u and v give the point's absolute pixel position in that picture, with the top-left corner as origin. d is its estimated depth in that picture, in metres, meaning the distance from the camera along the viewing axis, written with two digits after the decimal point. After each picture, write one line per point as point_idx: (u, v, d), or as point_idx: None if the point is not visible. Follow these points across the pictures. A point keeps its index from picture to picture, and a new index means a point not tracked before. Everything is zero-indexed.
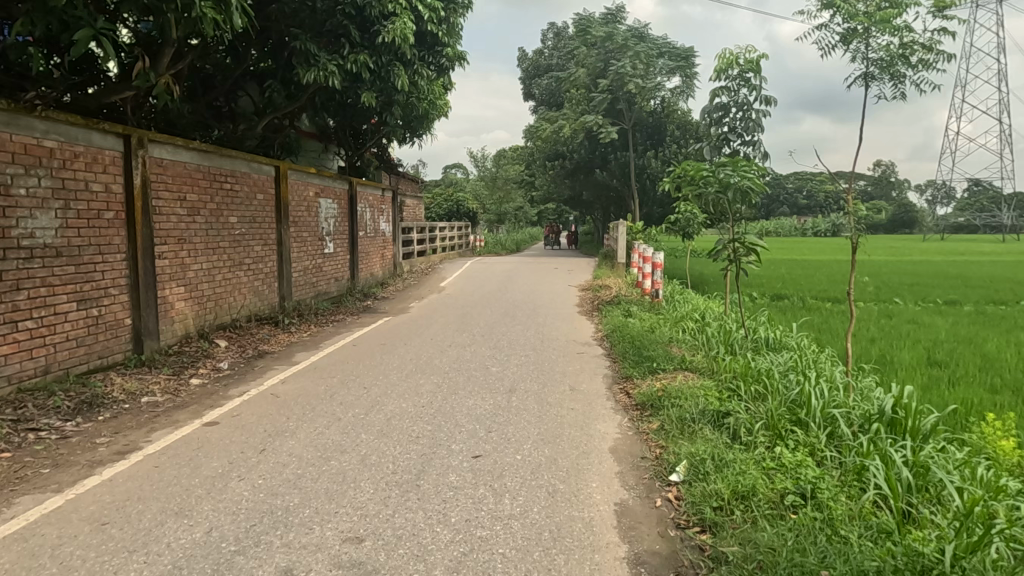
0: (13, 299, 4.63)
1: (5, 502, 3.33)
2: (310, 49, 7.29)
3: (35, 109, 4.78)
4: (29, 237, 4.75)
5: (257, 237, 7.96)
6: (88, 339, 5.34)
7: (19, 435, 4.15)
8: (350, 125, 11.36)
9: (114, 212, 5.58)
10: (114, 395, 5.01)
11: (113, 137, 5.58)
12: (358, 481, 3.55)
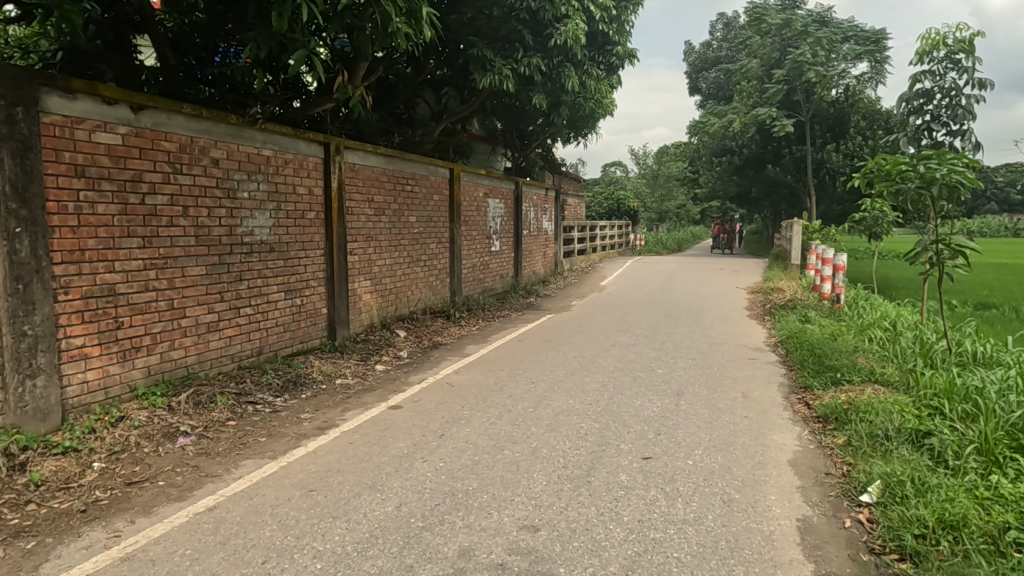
0: (237, 288, 5.34)
1: (234, 463, 3.86)
2: (486, 56, 7.55)
3: (256, 122, 5.45)
4: (250, 235, 5.45)
5: (433, 236, 8.48)
6: (293, 325, 6.03)
7: (240, 406, 4.77)
8: (517, 126, 11.69)
9: (315, 212, 6.23)
10: (313, 376, 5.60)
11: (316, 144, 6.23)
12: (531, 472, 3.67)
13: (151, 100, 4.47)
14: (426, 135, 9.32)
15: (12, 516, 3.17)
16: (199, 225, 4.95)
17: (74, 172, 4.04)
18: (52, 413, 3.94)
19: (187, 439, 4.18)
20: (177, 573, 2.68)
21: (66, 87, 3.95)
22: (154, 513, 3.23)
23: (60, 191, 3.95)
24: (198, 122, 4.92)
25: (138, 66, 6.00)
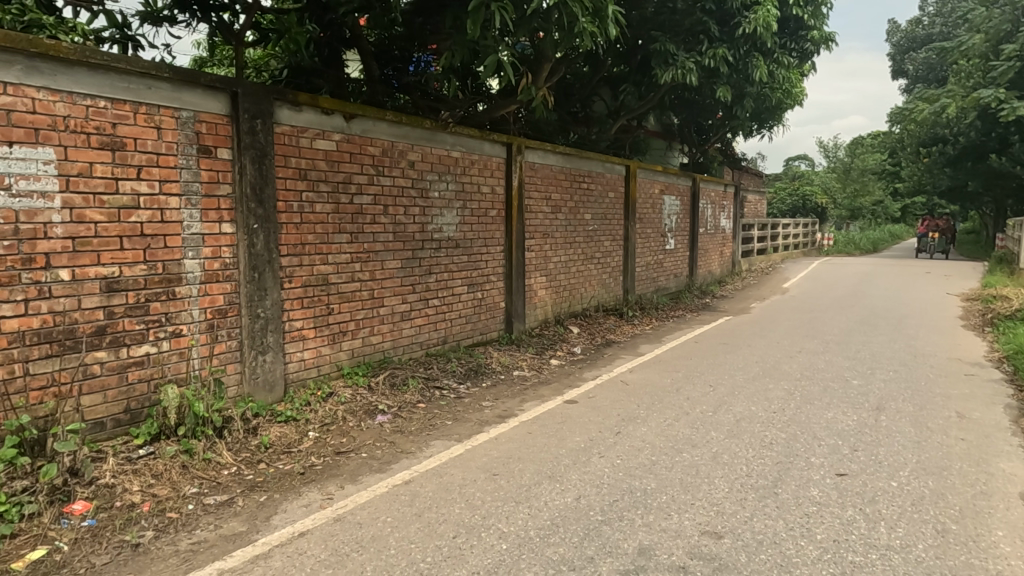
0: (427, 281, 5.75)
1: (425, 443, 4.17)
2: (668, 50, 7.42)
3: (448, 125, 5.82)
4: (439, 232, 5.83)
5: (608, 233, 8.49)
6: (475, 317, 6.37)
7: (429, 391, 5.14)
8: (695, 121, 11.30)
9: (497, 211, 6.51)
10: (493, 366, 5.87)
11: (499, 145, 6.50)
12: (712, 477, 3.56)
13: (361, 109, 4.94)
14: (602, 133, 9.33)
15: (248, 471, 3.69)
16: (397, 222, 5.39)
17: (298, 176, 4.59)
18: (276, 385, 4.54)
19: (384, 416, 4.59)
20: (381, 537, 2.96)
21: (294, 100, 4.50)
22: (360, 481, 3.60)
23: (287, 193, 4.52)
24: (398, 127, 5.35)
25: (347, 78, 6.64)
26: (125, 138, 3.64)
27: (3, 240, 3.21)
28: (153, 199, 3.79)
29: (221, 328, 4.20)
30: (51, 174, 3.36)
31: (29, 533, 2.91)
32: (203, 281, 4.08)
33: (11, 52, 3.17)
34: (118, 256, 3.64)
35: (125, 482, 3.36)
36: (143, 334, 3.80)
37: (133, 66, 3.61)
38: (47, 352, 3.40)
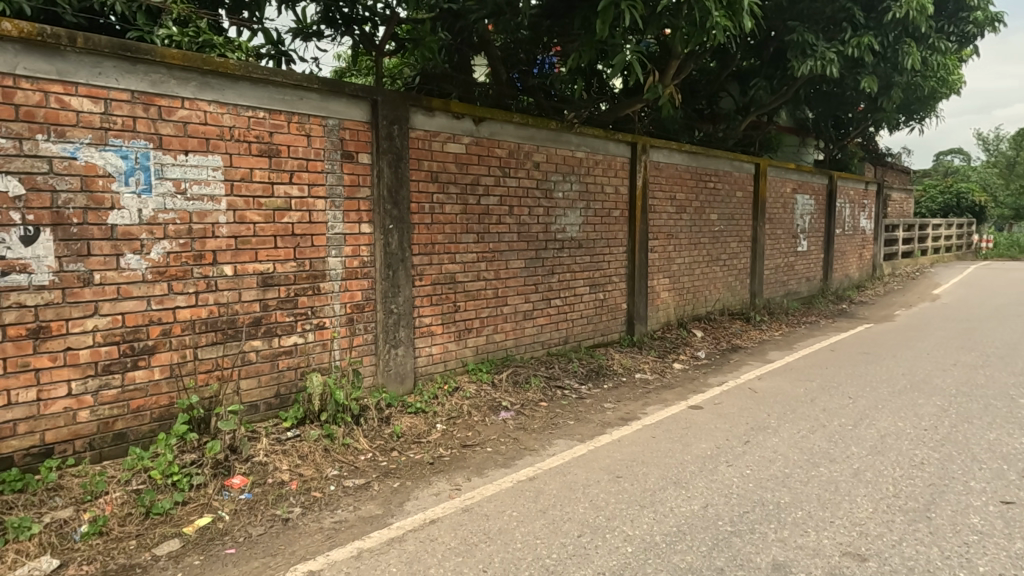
0: (549, 281, 5.81)
1: (548, 441, 4.22)
2: (807, 40, 6.98)
3: (573, 126, 5.83)
4: (562, 232, 5.87)
5: (735, 234, 8.16)
6: (596, 318, 6.35)
7: (551, 389, 5.19)
8: (833, 115, 10.59)
9: (620, 211, 6.45)
10: (614, 368, 5.83)
11: (624, 145, 6.44)
12: (854, 495, 3.33)
13: (489, 112, 5.07)
14: (731, 130, 8.97)
15: (382, 458, 3.90)
16: (522, 223, 5.49)
17: (430, 178, 4.79)
18: (407, 378, 4.77)
19: (507, 413, 4.69)
20: (507, 531, 3.02)
21: (428, 106, 4.69)
22: (486, 475, 3.70)
23: (420, 194, 4.73)
24: (524, 129, 5.44)
25: (475, 82, 6.82)
26: (280, 146, 3.97)
27: (180, 238, 3.60)
28: (302, 201, 4.10)
29: (358, 322, 4.47)
30: (218, 180, 3.73)
31: (198, 502, 3.25)
32: (344, 278, 4.36)
33: (189, 70, 3.54)
34: (272, 253, 3.98)
35: (275, 460, 3.66)
36: (292, 325, 4.13)
37: (288, 79, 3.91)
38: (213, 339, 3.78)
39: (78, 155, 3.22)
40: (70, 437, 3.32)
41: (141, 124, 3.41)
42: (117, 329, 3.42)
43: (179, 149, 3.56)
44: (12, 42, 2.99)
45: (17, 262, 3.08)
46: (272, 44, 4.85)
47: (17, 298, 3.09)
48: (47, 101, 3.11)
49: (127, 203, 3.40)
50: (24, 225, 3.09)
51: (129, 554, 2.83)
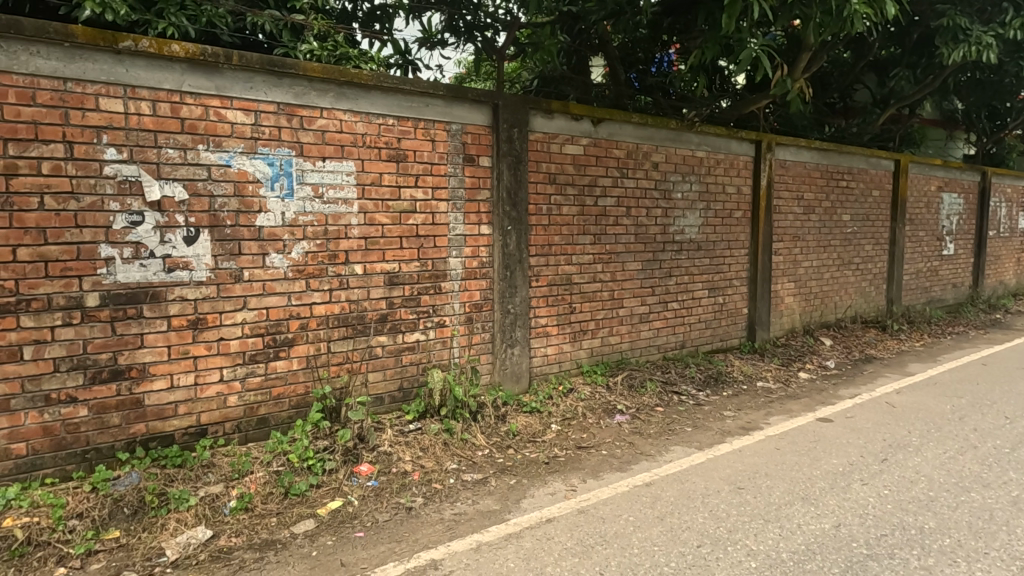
0: (666, 284, 5.68)
1: (664, 447, 4.13)
2: (959, 24, 6.38)
3: (694, 125, 5.67)
4: (681, 233, 5.72)
5: (869, 236, 7.61)
6: (714, 323, 6.14)
7: (667, 395, 5.08)
8: (987, 105, 9.60)
9: (742, 212, 6.20)
10: (734, 375, 5.60)
11: (747, 143, 6.18)
12: (1012, 526, 3.01)
13: (608, 113, 5.04)
14: (866, 124, 8.36)
15: (499, 455, 3.98)
16: (639, 224, 5.41)
17: (548, 180, 4.83)
18: (522, 377, 4.83)
19: (622, 416, 4.64)
20: (624, 535, 2.99)
21: (548, 109, 4.74)
22: (601, 478, 3.68)
23: (538, 196, 4.78)
24: (643, 129, 5.36)
25: (593, 83, 6.79)
26: (407, 151, 4.15)
27: (317, 239, 3.86)
28: (426, 203, 4.27)
29: (477, 321, 4.59)
30: (351, 184, 3.96)
31: (330, 485, 3.46)
32: (464, 278, 4.50)
33: (327, 81, 3.78)
34: (398, 254, 4.18)
35: (399, 451, 3.83)
36: (415, 323, 4.31)
37: (415, 87, 4.09)
38: (344, 333, 4.03)
39: (232, 162, 3.53)
40: (221, 419, 3.65)
41: (285, 133, 3.69)
42: (262, 322, 3.72)
43: (318, 155, 3.81)
44: (179, 62, 3.33)
45: (181, 259, 3.43)
46: (400, 53, 5.07)
47: (181, 293, 3.44)
48: (207, 114, 3.43)
49: (272, 206, 3.69)
50: (187, 227, 3.43)
51: (271, 530, 3.07)
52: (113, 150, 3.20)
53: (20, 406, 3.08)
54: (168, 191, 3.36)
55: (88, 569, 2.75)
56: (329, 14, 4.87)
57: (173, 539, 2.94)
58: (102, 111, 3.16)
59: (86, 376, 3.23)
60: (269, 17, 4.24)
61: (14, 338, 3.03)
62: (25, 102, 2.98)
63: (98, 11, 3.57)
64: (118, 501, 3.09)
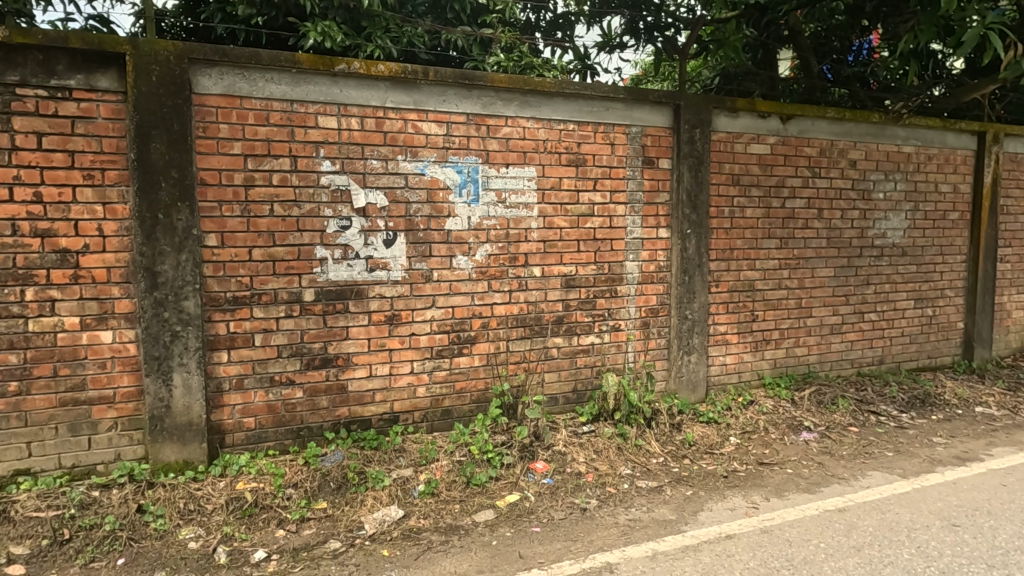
0: (863, 292, 5.19)
1: (860, 471, 3.78)
2: None
3: (901, 117, 5.12)
4: (882, 237, 5.20)
5: None
6: (921, 337, 5.51)
7: (863, 414, 4.63)
8: None
9: (959, 213, 5.49)
10: (946, 398, 4.97)
11: (968, 135, 5.45)
12: None
13: (800, 108, 4.71)
14: None
15: (674, 464, 3.89)
16: (832, 227, 5.00)
17: (731, 181, 4.62)
18: (699, 386, 4.67)
19: (810, 434, 4.31)
20: (814, 562, 2.78)
21: (732, 107, 4.53)
22: (787, 498, 3.45)
23: (720, 198, 4.59)
24: (840, 124, 4.93)
25: (781, 78, 6.38)
26: (586, 155, 4.20)
27: (499, 242, 4.03)
28: (604, 207, 4.29)
29: (652, 326, 4.52)
30: (533, 189, 4.08)
31: (508, 479, 3.60)
32: (640, 282, 4.45)
33: (512, 91, 3.93)
34: (575, 257, 4.24)
35: (573, 452, 3.89)
36: (590, 325, 4.35)
37: (596, 92, 4.11)
38: (522, 333, 4.17)
39: (426, 171, 3.81)
40: (411, 408, 3.94)
41: (473, 142, 3.90)
42: (448, 320, 3.96)
43: (502, 162, 3.99)
44: (383, 81, 3.64)
45: (380, 260, 3.76)
46: (581, 59, 5.13)
47: (380, 290, 3.77)
48: (406, 127, 3.73)
49: (460, 211, 3.91)
50: (386, 230, 3.75)
51: (454, 516, 3.27)
52: (328, 162, 3.59)
53: (251, 386, 3.56)
54: (371, 198, 3.70)
55: (302, 533, 3.11)
56: (514, 25, 5.07)
57: (370, 515, 3.24)
58: (320, 128, 3.55)
59: (302, 362, 3.65)
60: (462, 34, 4.55)
61: (248, 326, 3.51)
62: (261, 122, 3.43)
63: (319, 40, 4.04)
64: (326, 476, 3.46)
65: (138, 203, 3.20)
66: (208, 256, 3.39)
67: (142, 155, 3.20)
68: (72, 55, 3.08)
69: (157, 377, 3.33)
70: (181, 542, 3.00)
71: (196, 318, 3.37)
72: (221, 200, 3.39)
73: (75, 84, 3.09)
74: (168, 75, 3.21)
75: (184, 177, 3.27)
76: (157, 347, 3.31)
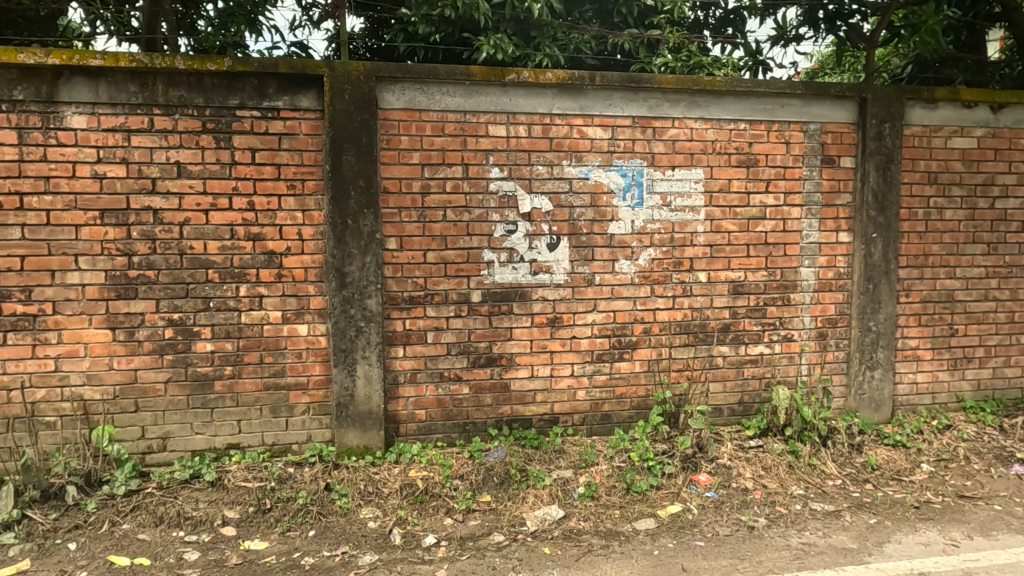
0: None
1: None
2: None
3: None
4: None
5: None
6: None
7: None
8: None
9: None
10: None
11: None
12: None
13: (1016, 95, 4.13)
14: None
15: (855, 489, 3.59)
16: None
17: (927, 180, 4.17)
18: (884, 405, 4.26)
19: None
20: None
21: (931, 97, 4.08)
22: (994, 538, 3.06)
23: (913, 199, 4.16)
24: None
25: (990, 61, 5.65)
26: (758, 155, 3.99)
27: (663, 246, 3.95)
28: (777, 209, 4.05)
29: (831, 338, 4.20)
30: (699, 192, 3.96)
31: (669, 489, 3.53)
32: (817, 289, 4.15)
33: (680, 91, 3.83)
34: (744, 262, 4.05)
35: (739, 466, 3.71)
36: (759, 335, 4.13)
37: (771, 88, 3.89)
38: (685, 340, 4.05)
39: (590, 175, 3.83)
40: (571, 411, 3.98)
41: (639, 145, 3.86)
42: (610, 324, 3.96)
43: (668, 164, 3.90)
44: (550, 88, 3.71)
45: (544, 264, 3.84)
46: (753, 55, 4.88)
47: (543, 293, 3.85)
48: (571, 132, 3.78)
49: (624, 215, 3.89)
50: (550, 234, 3.83)
51: (615, 521, 3.27)
52: (496, 169, 3.73)
53: (423, 380, 3.79)
54: (536, 203, 3.79)
55: (468, 523, 3.26)
56: (681, 24, 4.96)
57: (532, 512, 3.33)
58: (490, 137, 3.70)
59: (469, 360, 3.82)
60: (629, 37, 4.56)
61: (422, 324, 3.74)
62: (437, 133, 3.65)
63: (492, 52, 4.24)
64: (490, 470, 3.59)
65: (331, 210, 3.54)
66: (388, 258, 3.67)
67: (336, 167, 3.52)
68: (280, 79, 3.47)
69: (343, 368, 3.66)
70: (362, 521, 3.27)
71: (377, 315, 3.65)
72: (400, 207, 3.65)
73: (282, 105, 3.48)
74: (358, 92, 3.51)
75: (370, 186, 3.56)
76: (343, 340, 3.63)
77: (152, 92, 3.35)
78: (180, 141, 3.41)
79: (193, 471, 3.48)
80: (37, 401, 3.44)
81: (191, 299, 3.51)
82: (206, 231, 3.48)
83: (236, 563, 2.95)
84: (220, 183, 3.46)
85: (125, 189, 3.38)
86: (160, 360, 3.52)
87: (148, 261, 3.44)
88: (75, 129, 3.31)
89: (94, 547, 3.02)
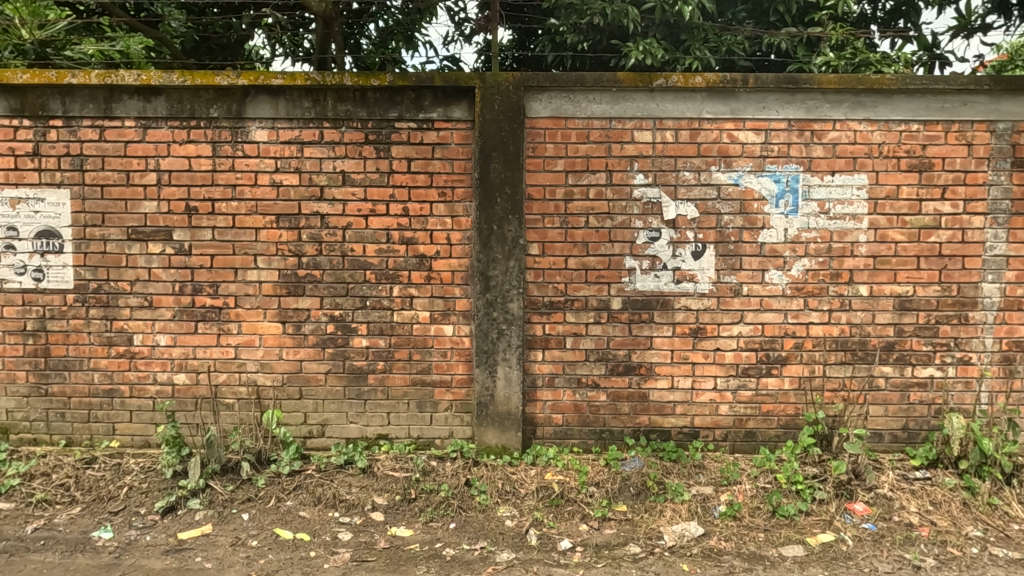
0: None
1: None
2: None
3: None
4: None
5: None
6: None
7: None
8: None
9: None
10: None
11: None
12: None
13: None
14: None
15: None
16: None
17: None
18: None
19: None
20: None
21: None
22: None
23: None
24: None
25: None
26: (933, 159, 3.64)
27: (820, 256, 3.71)
28: (955, 218, 3.67)
29: (1019, 363, 3.73)
30: (862, 199, 3.67)
31: (821, 516, 3.31)
32: (1002, 308, 3.71)
33: (843, 91, 3.58)
34: (913, 275, 3.70)
35: (903, 499, 3.40)
36: (929, 356, 3.75)
37: (950, 85, 3.53)
38: (842, 358, 3.77)
39: (740, 181, 3.68)
40: (712, 425, 3.84)
41: (795, 149, 3.65)
42: (757, 337, 3.77)
43: (827, 169, 3.66)
44: (700, 92, 3.61)
45: (688, 272, 3.74)
46: (930, 49, 4.49)
47: (685, 302, 3.76)
48: (721, 137, 3.65)
49: (776, 223, 3.70)
50: (695, 242, 3.72)
51: (759, 545, 3.13)
52: (641, 176, 3.69)
53: (561, 385, 3.83)
54: (681, 210, 3.71)
55: (604, 532, 3.25)
56: (845, 19, 4.65)
57: (670, 527, 3.26)
58: (635, 143, 3.67)
59: (607, 368, 3.81)
60: (786, 35, 4.36)
61: (561, 329, 3.78)
62: (582, 140, 3.67)
63: (640, 58, 4.23)
64: (626, 480, 3.54)
65: (478, 216, 3.68)
66: (531, 263, 3.74)
67: (484, 174, 3.65)
68: (435, 91, 3.65)
69: (484, 368, 3.78)
70: (499, 518, 3.36)
71: (519, 318, 3.73)
72: (544, 213, 3.71)
73: (436, 116, 3.67)
74: (507, 102, 3.62)
75: (516, 193, 3.66)
76: (485, 342, 3.75)
77: (323, 108, 3.66)
78: (345, 151, 3.69)
79: (347, 457, 3.75)
80: (219, 383, 3.87)
81: (350, 297, 3.79)
82: (365, 235, 3.74)
83: (384, 547, 3.15)
84: (378, 191, 3.71)
85: (297, 196, 3.72)
86: (322, 353, 3.83)
87: (315, 262, 3.76)
88: (257, 142, 3.69)
89: (263, 518, 3.35)
